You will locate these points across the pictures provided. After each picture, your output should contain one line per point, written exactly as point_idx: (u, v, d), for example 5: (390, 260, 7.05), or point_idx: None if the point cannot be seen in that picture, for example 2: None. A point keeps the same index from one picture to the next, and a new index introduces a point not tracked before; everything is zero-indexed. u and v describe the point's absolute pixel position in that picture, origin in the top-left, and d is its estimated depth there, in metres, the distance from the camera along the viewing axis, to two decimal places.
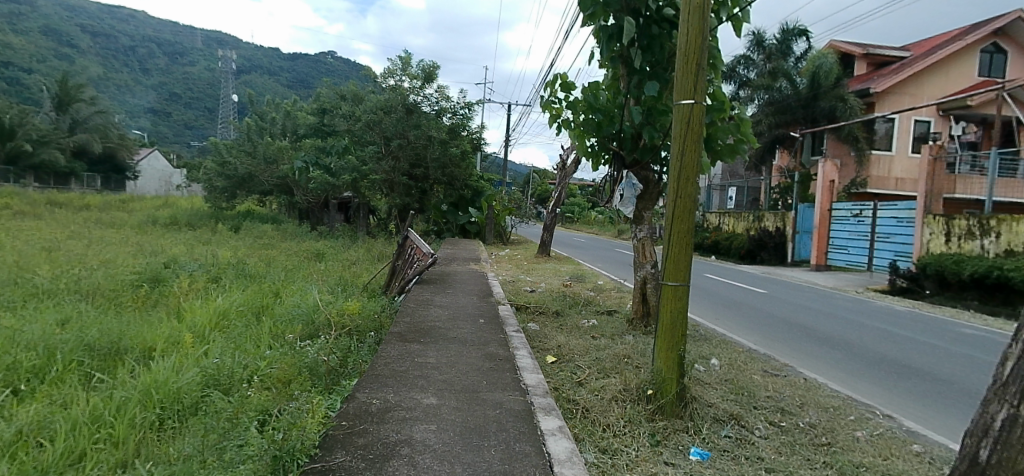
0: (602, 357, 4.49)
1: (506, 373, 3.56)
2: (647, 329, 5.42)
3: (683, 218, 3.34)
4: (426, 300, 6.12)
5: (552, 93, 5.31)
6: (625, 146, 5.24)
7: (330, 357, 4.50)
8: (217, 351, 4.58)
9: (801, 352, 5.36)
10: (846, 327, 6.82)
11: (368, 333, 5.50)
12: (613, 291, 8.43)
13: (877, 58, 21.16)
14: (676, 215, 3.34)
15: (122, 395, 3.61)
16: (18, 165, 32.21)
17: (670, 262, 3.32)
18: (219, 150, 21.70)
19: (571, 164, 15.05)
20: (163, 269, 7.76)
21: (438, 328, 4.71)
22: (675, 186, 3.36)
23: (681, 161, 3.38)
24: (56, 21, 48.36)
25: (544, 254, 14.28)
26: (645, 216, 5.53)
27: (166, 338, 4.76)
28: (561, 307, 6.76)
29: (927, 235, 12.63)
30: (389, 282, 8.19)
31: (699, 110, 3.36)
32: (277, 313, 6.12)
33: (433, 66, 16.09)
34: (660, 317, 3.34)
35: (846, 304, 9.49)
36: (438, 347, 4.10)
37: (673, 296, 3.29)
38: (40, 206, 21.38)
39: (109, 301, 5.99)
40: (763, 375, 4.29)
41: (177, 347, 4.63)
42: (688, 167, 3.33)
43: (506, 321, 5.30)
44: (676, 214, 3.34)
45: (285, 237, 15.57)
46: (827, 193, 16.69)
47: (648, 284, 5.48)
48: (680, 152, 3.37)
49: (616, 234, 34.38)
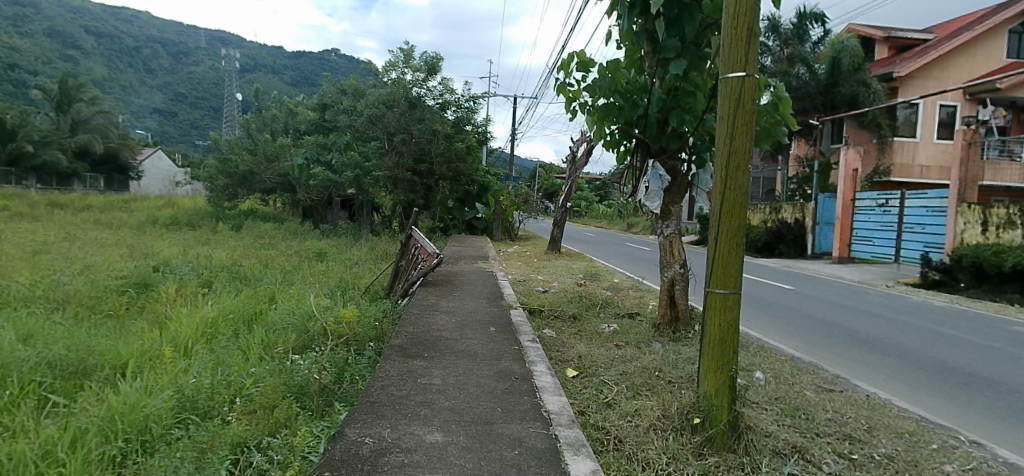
0: (629, 371, 3.99)
1: (523, 398, 3.03)
2: (676, 336, 4.87)
3: (733, 213, 2.78)
4: (431, 305, 5.61)
5: (567, 75, 4.74)
6: (648, 132, 4.61)
7: (325, 373, 4.01)
8: (199, 367, 4.08)
9: (852, 361, 4.79)
10: (893, 329, 6.22)
11: (367, 343, 5.01)
12: (631, 290, 7.89)
13: (899, 41, 20.35)
14: (724, 211, 2.79)
15: (79, 425, 3.08)
16: (19, 166, 32.14)
17: (717, 265, 2.79)
18: (220, 148, 21.32)
19: (582, 156, 14.47)
20: (152, 273, 7.32)
21: (444, 339, 4.19)
22: (724, 178, 2.79)
23: (730, 145, 2.81)
24: (62, 23, 48.43)
25: (554, 251, 13.72)
26: (673, 209, 4.92)
27: (143, 353, 4.27)
28: (577, 309, 6.25)
29: (962, 225, 11.98)
30: (393, 283, 7.69)
31: (752, 84, 2.76)
32: (271, 322, 5.63)
33: (436, 57, 15.50)
34: (707, 332, 2.80)
35: (880, 300, 8.90)
36: (445, 363, 3.58)
37: (721, 306, 2.75)
38: (40, 208, 21.15)
39: (90, 312, 5.54)
40: (816, 391, 3.75)
41: (154, 362, 4.12)
42: (738, 152, 2.77)
43: (519, 328, 4.78)
44: (724, 210, 2.79)
45: (286, 236, 15.18)
46: (850, 182, 15.98)
47: (676, 285, 4.92)
48: (727, 134, 2.80)
49: (625, 227, 33.74)
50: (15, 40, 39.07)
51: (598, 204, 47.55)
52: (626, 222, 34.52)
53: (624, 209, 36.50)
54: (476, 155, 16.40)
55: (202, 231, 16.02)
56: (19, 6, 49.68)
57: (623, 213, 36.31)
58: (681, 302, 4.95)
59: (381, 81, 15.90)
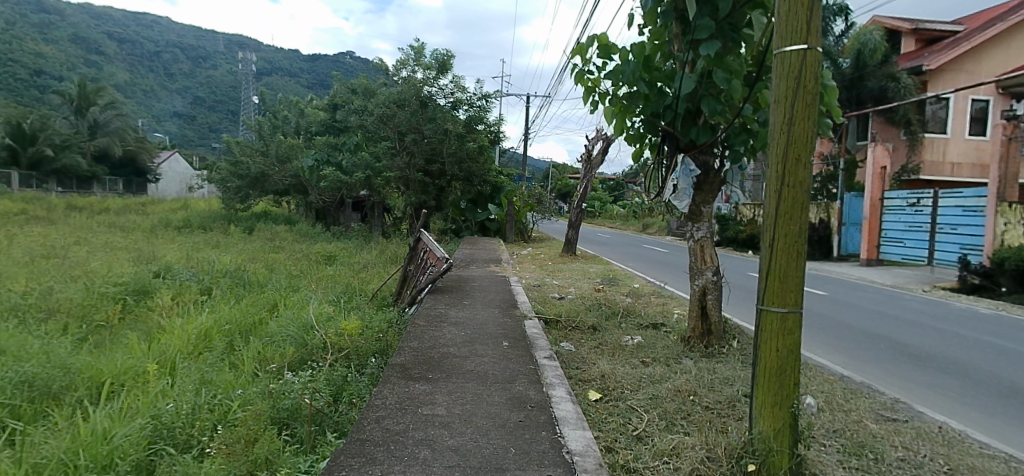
0: (659, 395, 3.52)
1: (539, 434, 2.58)
2: (709, 351, 4.38)
3: (793, 216, 2.31)
4: (439, 315, 5.19)
5: (584, 62, 4.29)
6: (677, 124, 4.07)
7: (318, 396, 3.61)
8: (181, 388, 3.69)
9: (911, 382, 4.27)
10: (945, 343, 5.67)
11: (369, 358, 4.59)
12: (653, 297, 7.40)
13: (927, 33, 19.46)
14: (781, 215, 2.32)
15: (36, 458, 2.69)
16: (40, 170, 32.68)
17: (774, 279, 2.32)
18: (233, 149, 21.25)
19: (597, 155, 13.97)
20: (153, 279, 7.04)
21: (450, 356, 3.77)
22: (781, 172, 2.32)
23: (788, 132, 2.34)
24: (84, 29, 49.31)
25: (570, 253, 13.22)
26: (704, 210, 4.41)
27: (123, 373, 3.90)
28: (596, 319, 5.79)
29: (1001, 226, 11.20)
30: (401, 289, 7.30)
31: (815, 59, 2.29)
32: (269, 334, 5.25)
33: (447, 54, 15.11)
34: (762, 360, 2.34)
35: (920, 306, 8.31)
36: (449, 388, 3.15)
37: (781, 328, 2.29)
38: (58, 211, 21.32)
39: (81, 323, 5.24)
40: (877, 421, 3.25)
41: (134, 384, 3.76)
42: (799, 142, 2.30)
43: (534, 342, 4.33)
44: (781, 214, 2.33)
45: (297, 239, 14.96)
46: (879, 180, 15.22)
47: (709, 295, 4.42)
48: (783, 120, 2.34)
49: (641, 228, 33.06)
50: (39, 46, 39.89)
51: (613, 204, 46.92)
52: (641, 222, 33.87)
53: (640, 209, 35.86)
54: (488, 155, 15.97)
55: (213, 234, 15.90)
56: (45, 13, 50.88)
57: (638, 213, 35.67)
58: (714, 313, 4.46)
59: (392, 80, 15.57)
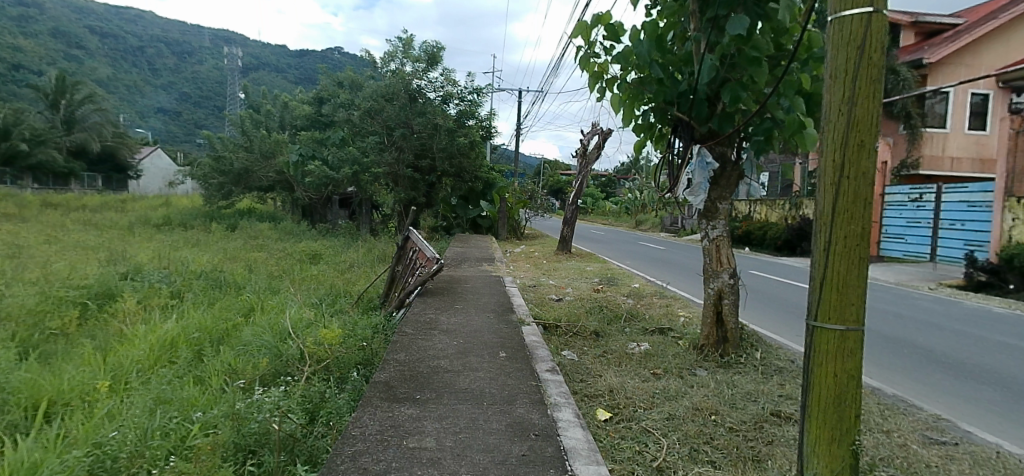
0: (675, 415, 3.12)
1: (548, 472, 2.15)
2: (725, 361, 4.01)
3: (858, 230, 1.71)
4: (429, 321, 4.74)
5: (591, 44, 3.87)
6: (694, 112, 3.65)
7: (290, 418, 3.13)
8: (130, 411, 3.18)
9: (948, 395, 3.94)
10: (970, 347, 5.37)
11: (350, 372, 4.12)
12: (655, 298, 7.04)
13: (926, 27, 19.32)
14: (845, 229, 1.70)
15: None
16: (15, 166, 31.64)
17: (834, 304, 1.75)
18: (214, 145, 20.58)
19: (593, 150, 13.57)
20: (119, 281, 6.52)
21: (440, 372, 3.33)
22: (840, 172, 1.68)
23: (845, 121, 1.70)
24: (65, 23, 48.05)
25: (565, 251, 12.87)
26: (721, 207, 4.01)
27: (67, 395, 3.42)
28: (597, 323, 5.39)
29: (1009, 222, 10.96)
30: (389, 290, 6.86)
31: (881, 24, 1.65)
32: (241, 342, 4.77)
33: (437, 47, 14.58)
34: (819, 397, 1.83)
35: (932, 305, 8.06)
36: (441, 411, 2.72)
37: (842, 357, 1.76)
38: (32, 209, 20.54)
39: (32, 331, 4.75)
40: (925, 446, 2.87)
41: (77, 408, 3.27)
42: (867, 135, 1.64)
43: (534, 352, 3.91)
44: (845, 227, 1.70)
45: (280, 237, 14.43)
46: (879, 176, 15.02)
47: (725, 300, 4.04)
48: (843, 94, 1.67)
49: (634, 225, 32.83)
50: (16, 39, 38.61)
51: (603, 200, 46.74)
52: (634, 219, 33.62)
53: (631, 205, 35.59)
54: (480, 150, 15.47)
55: (193, 232, 15.31)
56: (23, 5, 49.45)
57: (630, 209, 35.37)
58: (730, 320, 4.08)
59: (380, 72, 15.02)
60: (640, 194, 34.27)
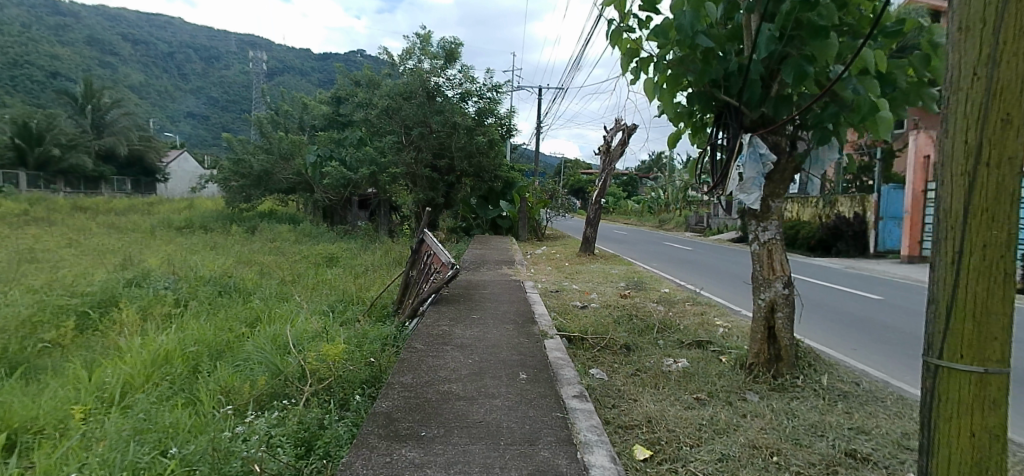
0: (729, 456, 2.61)
1: None
2: (778, 383, 3.48)
3: (1005, 265, 1.00)
4: (442, 335, 4.30)
5: (624, 17, 3.39)
6: (746, 95, 3.14)
7: (278, 455, 2.69)
8: (100, 443, 2.79)
9: None
10: None
11: (354, 393, 3.70)
12: (687, 305, 6.49)
13: None
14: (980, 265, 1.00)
15: None
16: (47, 170, 32.58)
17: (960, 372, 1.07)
18: (234, 147, 20.66)
19: (616, 146, 12.96)
20: (126, 288, 6.30)
21: (452, 400, 2.89)
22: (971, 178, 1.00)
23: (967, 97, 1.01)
24: (99, 31, 49.50)
25: (588, 253, 12.34)
26: (774, 207, 3.47)
27: (33, 428, 3.06)
28: (627, 335, 4.89)
29: None
30: (402, 298, 6.46)
31: None
32: (240, 359, 4.44)
33: (455, 42, 14.19)
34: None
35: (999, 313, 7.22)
36: (449, 455, 2.27)
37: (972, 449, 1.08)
38: (61, 212, 20.98)
39: (23, 344, 4.50)
40: None
41: (41, 442, 2.91)
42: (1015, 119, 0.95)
43: (559, 373, 3.44)
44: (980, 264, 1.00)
45: (299, 239, 14.27)
46: (920, 170, 13.97)
47: (778, 313, 3.50)
48: (975, 47, 0.98)
49: (658, 223, 31.98)
50: (53, 48, 39.96)
51: (625, 199, 45.89)
52: (657, 218, 32.74)
53: (654, 204, 34.69)
54: (499, 149, 15.06)
55: (212, 235, 15.29)
56: (60, 15, 51.22)
57: (654, 208, 34.46)
58: (784, 336, 3.54)
59: (397, 70, 14.71)
60: (664, 193, 33.45)
